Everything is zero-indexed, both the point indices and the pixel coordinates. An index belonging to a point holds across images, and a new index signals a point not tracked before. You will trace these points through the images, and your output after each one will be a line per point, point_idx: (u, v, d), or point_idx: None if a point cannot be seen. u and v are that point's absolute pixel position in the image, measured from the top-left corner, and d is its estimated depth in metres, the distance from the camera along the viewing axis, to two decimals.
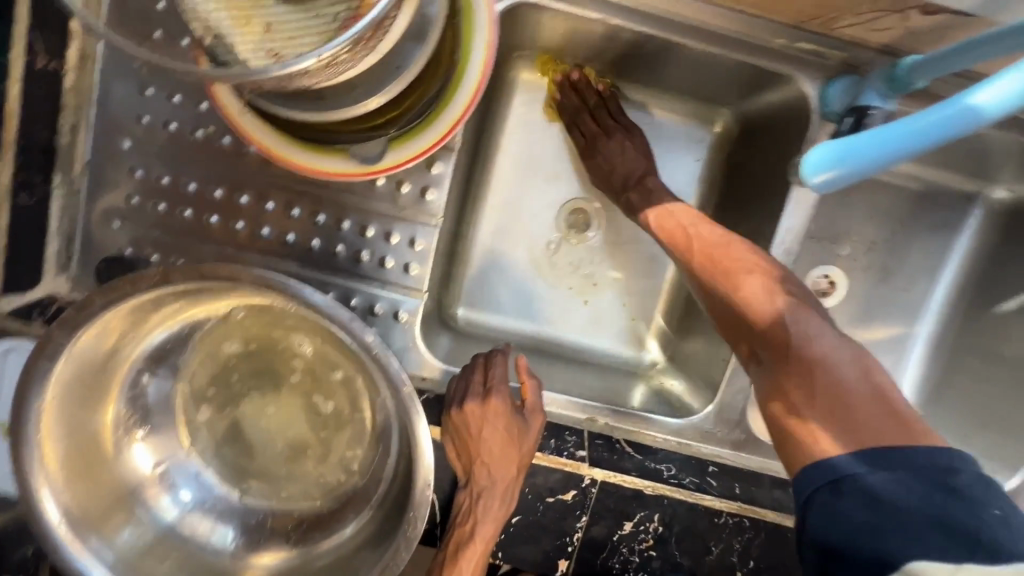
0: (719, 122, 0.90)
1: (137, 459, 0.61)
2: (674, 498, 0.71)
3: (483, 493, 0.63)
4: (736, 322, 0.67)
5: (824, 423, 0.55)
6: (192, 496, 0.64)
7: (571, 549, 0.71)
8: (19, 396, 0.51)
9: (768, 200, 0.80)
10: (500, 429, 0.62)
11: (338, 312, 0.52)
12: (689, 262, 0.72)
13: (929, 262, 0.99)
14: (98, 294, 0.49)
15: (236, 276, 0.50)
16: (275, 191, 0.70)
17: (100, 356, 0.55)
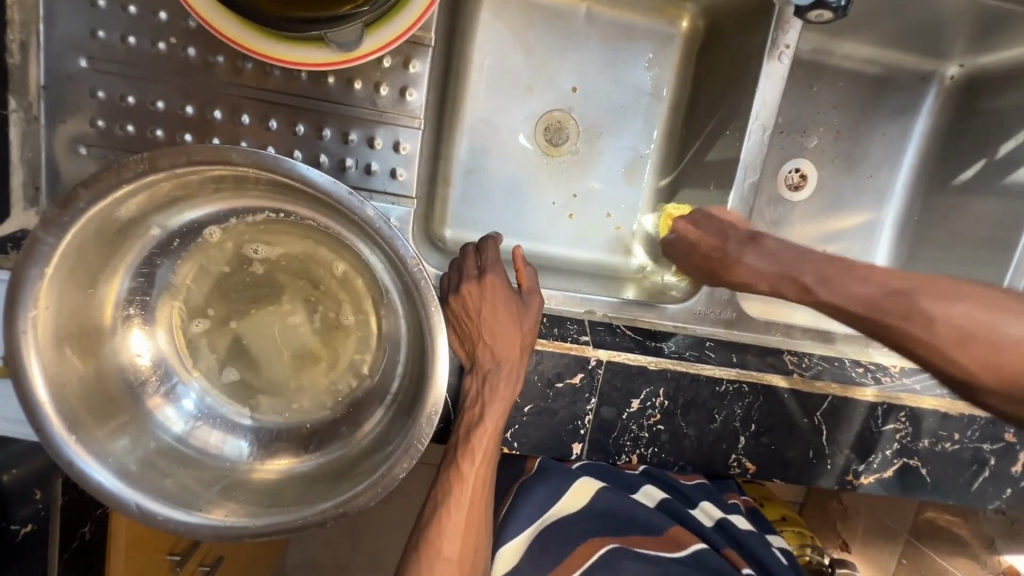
0: (686, 19, 0.93)
1: (134, 343, 0.60)
2: (677, 371, 0.74)
3: (489, 373, 0.64)
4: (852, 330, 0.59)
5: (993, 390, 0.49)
6: (198, 410, 0.63)
7: (584, 432, 0.74)
8: (11, 292, 0.48)
9: (740, 84, 0.82)
10: (498, 306, 0.64)
11: (339, 192, 0.51)
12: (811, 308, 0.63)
13: (891, 145, 1.04)
14: (83, 186, 0.47)
15: (226, 159, 0.49)
16: (249, 104, 0.68)
17: (94, 254, 0.53)
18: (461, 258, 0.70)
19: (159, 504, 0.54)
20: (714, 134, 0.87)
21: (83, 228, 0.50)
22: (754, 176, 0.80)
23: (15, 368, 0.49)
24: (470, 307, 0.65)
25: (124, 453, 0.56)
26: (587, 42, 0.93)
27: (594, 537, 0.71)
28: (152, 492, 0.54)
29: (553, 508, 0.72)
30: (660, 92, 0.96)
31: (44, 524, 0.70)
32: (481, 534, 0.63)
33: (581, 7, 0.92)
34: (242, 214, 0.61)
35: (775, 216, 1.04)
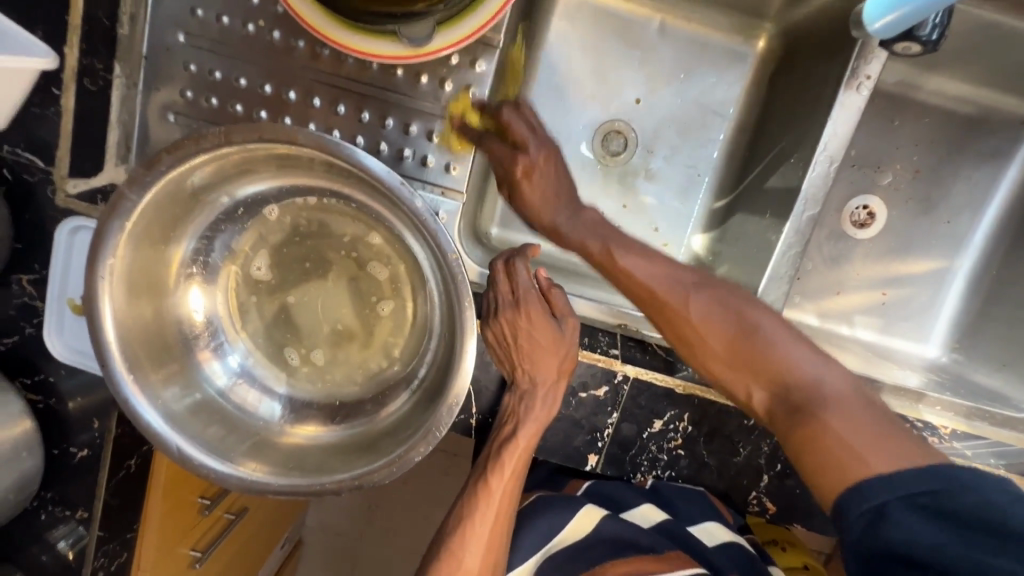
0: (764, 38, 0.89)
1: (191, 298, 0.65)
2: (704, 399, 0.72)
3: (526, 401, 0.68)
4: (731, 358, 0.57)
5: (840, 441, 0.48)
6: (239, 365, 0.68)
7: (601, 445, 0.73)
8: (95, 239, 0.53)
9: (811, 112, 0.78)
10: (535, 334, 0.66)
11: (392, 181, 0.54)
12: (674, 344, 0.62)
13: (976, 191, 0.97)
14: (165, 153, 0.52)
15: (292, 139, 0.52)
16: (322, 88, 0.72)
17: (169, 213, 0.58)
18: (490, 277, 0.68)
19: (198, 452, 0.58)
20: (777, 160, 0.84)
21: (162, 190, 0.55)
22: (813, 209, 0.76)
23: (91, 310, 0.55)
24: (511, 332, 0.67)
25: (172, 396, 0.61)
26: (656, 55, 0.92)
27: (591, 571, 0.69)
28: (197, 437, 0.59)
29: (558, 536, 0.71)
30: (726, 111, 0.93)
31: (97, 451, 0.77)
32: (500, 550, 0.66)
33: (655, 19, 0.91)
34: (303, 189, 0.65)
35: (834, 251, 1.00)
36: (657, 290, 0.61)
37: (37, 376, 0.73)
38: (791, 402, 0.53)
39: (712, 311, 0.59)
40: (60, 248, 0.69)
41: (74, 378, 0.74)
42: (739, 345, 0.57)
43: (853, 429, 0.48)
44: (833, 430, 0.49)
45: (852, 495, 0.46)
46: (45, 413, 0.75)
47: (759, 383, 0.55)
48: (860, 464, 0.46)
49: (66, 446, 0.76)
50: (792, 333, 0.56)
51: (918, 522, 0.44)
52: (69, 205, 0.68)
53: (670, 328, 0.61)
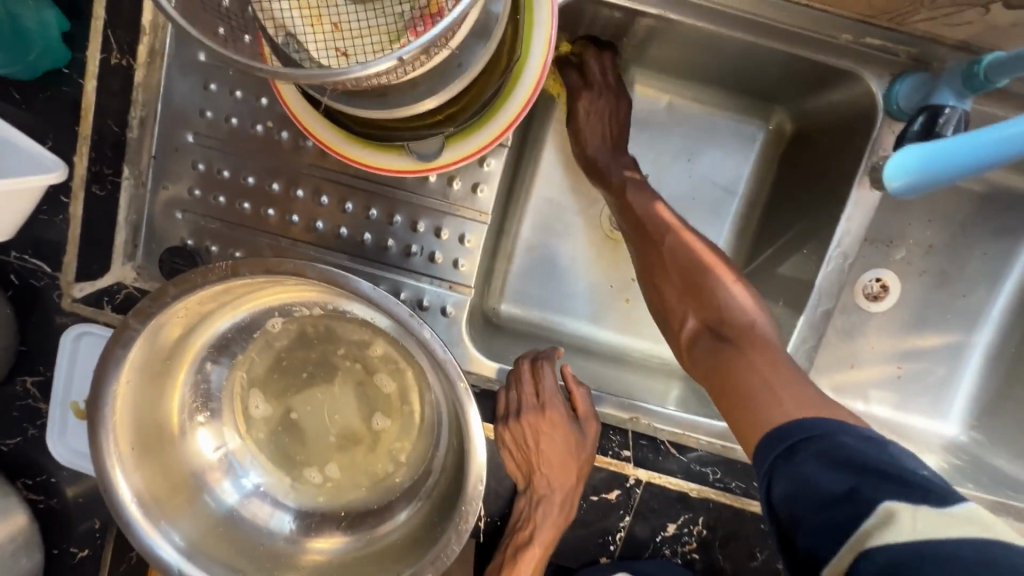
0: (775, 119, 0.88)
1: (200, 444, 0.64)
2: (719, 502, 0.70)
3: (542, 504, 0.66)
4: (687, 283, 0.68)
5: (757, 382, 0.55)
6: (252, 481, 0.66)
7: (613, 548, 0.71)
8: (99, 371, 0.53)
9: (823, 203, 0.77)
10: (557, 439, 0.66)
11: (401, 312, 0.52)
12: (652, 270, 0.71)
13: (992, 266, 0.95)
14: (171, 284, 0.51)
15: (300, 272, 0.51)
16: (330, 186, 0.71)
17: (172, 340, 0.58)
18: (516, 376, 0.67)
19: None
20: (788, 247, 0.82)
21: (168, 317, 0.54)
22: (828, 304, 0.74)
23: (97, 446, 0.54)
24: (531, 436, 0.66)
25: (190, 522, 0.59)
26: (665, 134, 0.91)
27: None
28: (208, 561, 0.58)
29: None
30: (737, 188, 0.92)
31: (98, 550, 0.75)
32: None
33: (662, 99, 0.90)
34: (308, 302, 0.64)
35: (848, 326, 0.98)
36: (644, 227, 0.74)
37: (38, 475, 0.72)
38: (720, 319, 0.64)
39: (686, 256, 0.70)
40: (64, 351, 0.68)
41: (74, 478, 0.72)
42: (696, 278, 0.68)
43: (772, 372, 0.55)
44: (751, 366, 0.57)
45: (779, 431, 0.49)
46: (46, 514, 0.73)
47: (700, 311, 0.66)
48: (783, 412, 0.50)
49: (66, 545, 0.74)
50: (746, 297, 0.66)
51: (816, 471, 0.45)
52: (74, 308, 0.68)
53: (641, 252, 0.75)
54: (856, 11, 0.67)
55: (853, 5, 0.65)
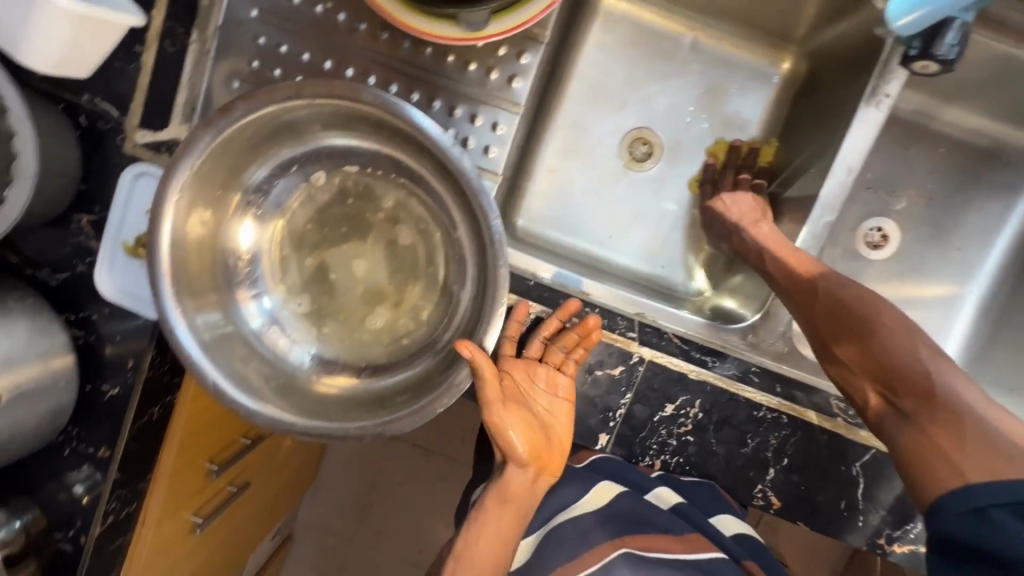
0: (788, 60, 0.95)
1: (241, 232, 0.69)
2: (715, 386, 0.75)
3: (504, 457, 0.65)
4: (838, 321, 0.70)
5: (952, 447, 0.57)
6: (271, 306, 0.71)
7: (613, 425, 0.75)
8: (165, 173, 0.57)
9: (833, 126, 0.82)
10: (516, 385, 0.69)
11: (443, 142, 0.58)
12: (808, 306, 0.74)
13: (988, 221, 1.00)
14: (240, 99, 0.57)
15: (358, 96, 0.57)
16: (377, 68, 0.77)
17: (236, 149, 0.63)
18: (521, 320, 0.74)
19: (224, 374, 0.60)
20: (794, 174, 0.89)
21: (232, 132, 0.59)
22: (831, 215, 0.79)
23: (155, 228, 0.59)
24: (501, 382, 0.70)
25: (204, 324, 0.63)
26: (687, 70, 0.98)
27: (610, 538, 0.67)
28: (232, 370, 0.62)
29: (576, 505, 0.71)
30: (750, 126, 0.98)
31: (128, 390, 0.80)
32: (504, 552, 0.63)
33: (687, 36, 0.97)
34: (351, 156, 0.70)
35: (848, 270, 1.03)
36: (807, 288, 0.74)
37: (80, 312, 0.77)
38: (903, 386, 0.63)
39: (837, 307, 0.71)
40: (123, 192, 0.73)
41: (114, 317, 0.78)
42: (858, 323, 0.68)
43: (960, 444, 0.57)
44: (936, 444, 0.58)
45: (952, 496, 0.55)
46: (84, 350, 0.79)
47: (861, 369, 0.67)
48: (957, 478, 0.55)
49: (98, 383, 0.80)
50: (924, 342, 0.64)
51: (1014, 524, 0.51)
52: (138, 152, 0.73)
53: (798, 294, 0.74)
54: None
55: None
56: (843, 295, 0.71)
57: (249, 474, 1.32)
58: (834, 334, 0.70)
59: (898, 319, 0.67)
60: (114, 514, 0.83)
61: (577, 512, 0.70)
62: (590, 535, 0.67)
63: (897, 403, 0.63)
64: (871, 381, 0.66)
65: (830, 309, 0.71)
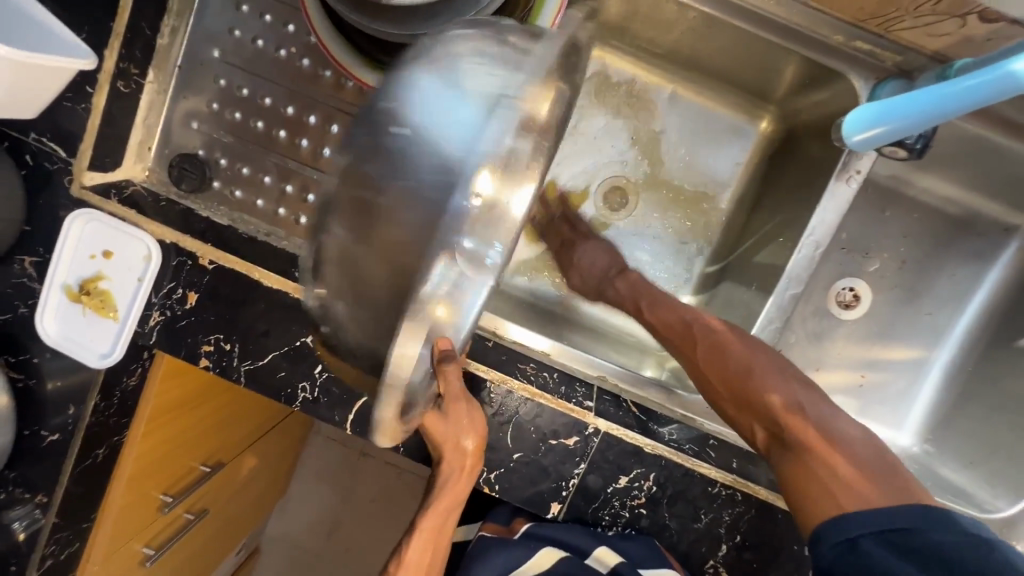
0: (766, 118, 0.93)
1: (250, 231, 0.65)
2: (671, 461, 0.73)
3: (445, 476, 0.68)
4: (717, 362, 0.72)
5: (829, 479, 0.61)
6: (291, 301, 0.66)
7: (565, 494, 0.74)
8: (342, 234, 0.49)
9: (807, 196, 0.81)
10: (466, 422, 0.65)
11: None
12: (690, 353, 0.75)
13: (959, 289, 1.00)
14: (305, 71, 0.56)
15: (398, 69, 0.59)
16: (341, 117, 0.75)
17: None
18: None
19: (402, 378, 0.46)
20: (767, 236, 0.87)
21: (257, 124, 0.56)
22: (796, 288, 0.78)
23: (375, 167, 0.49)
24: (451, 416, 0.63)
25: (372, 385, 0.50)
26: (662, 121, 0.96)
27: None
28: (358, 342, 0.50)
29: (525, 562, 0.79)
30: (726, 182, 0.97)
31: (69, 436, 0.78)
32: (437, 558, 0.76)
33: (665, 88, 0.95)
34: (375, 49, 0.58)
35: (817, 329, 1.03)
36: (688, 333, 0.75)
37: (20, 355, 0.75)
38: (784, 419, 0.67)
39: (714, 349, 0.73)
40: (68, 236, 0.71)
41: (56, 361, 0.75)
42: (734, 365, 0.71)
43: (833, 472, 0.61)
44: (814, 475, 0.62)
45: (829, 526, 0.59)
46: (23, 394, 0.76)
47: (745, 408, 0.70)
48: (835, 505, 0.60)
49: (38, 428, 0.77)
50: (794, 379, 0.70)
51: (884, 554, 0.55)
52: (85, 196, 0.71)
53: (682, 341, 0.76)
54: (849, 16, 0.70)
55: (846, 7, 0.68)
56: (720, 334, 0.74)
57: (208, 500, 1.30)
58: (715, 379, 0.72)
59: (768, 356, 0.72)
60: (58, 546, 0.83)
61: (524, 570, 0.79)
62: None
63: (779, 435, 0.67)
64: (756, 417, 0.69)
65: (713, 349, 0.73)
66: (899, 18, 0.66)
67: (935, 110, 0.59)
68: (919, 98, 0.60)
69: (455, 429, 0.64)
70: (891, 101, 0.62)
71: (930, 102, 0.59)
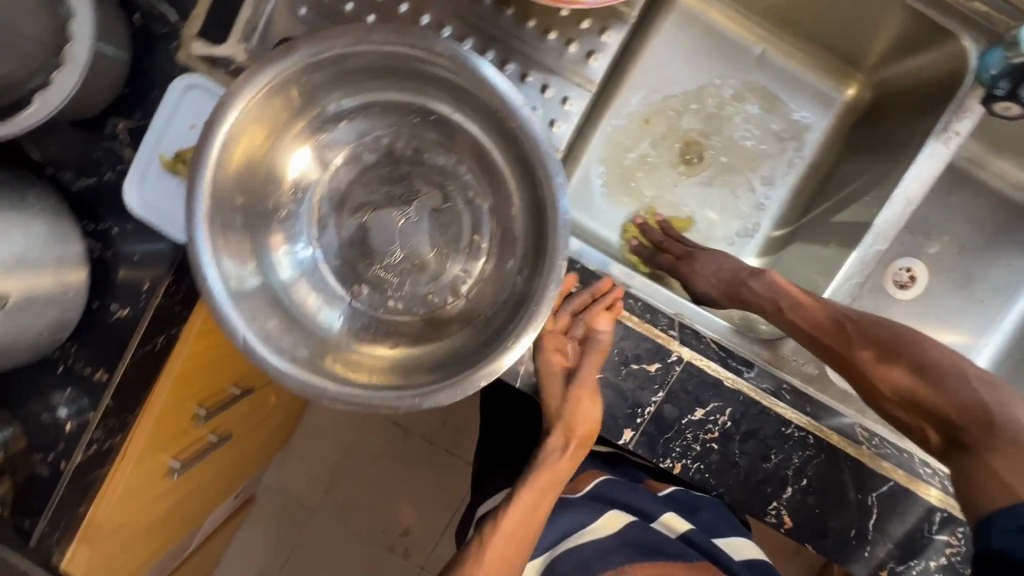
0: (854, 86, 0.94)
1: (292, 162, 0.67)
2: (749, 397, 0.73)
3: (551, 452, 0.69)
4: (886, 361, 0.69)
5: (1016, 477, 0.59)
6: (307, 257, 0.69)
7: (640, 422, 0.74)
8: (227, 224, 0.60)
9: (896, 159, 0.82)
10: (583, 397, 0.69)
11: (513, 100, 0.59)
12: (850, 354, 0.71)
13: (1012, 279, 1.02)
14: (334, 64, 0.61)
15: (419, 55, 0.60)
16: (453, 20, 0.74)
17: (275, 114, 0.62)
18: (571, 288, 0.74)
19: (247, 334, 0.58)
20: (847, 200, 0.88)
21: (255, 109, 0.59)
22: (882, 244, 0.78)
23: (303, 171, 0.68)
24: (561, 387, 0.70)
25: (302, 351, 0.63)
26: (749, 79, 0.97)
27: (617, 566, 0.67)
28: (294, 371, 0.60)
29: (586, 528, 0.71)
30: (804, 150, 0.97)
31: (137, 315, 0.75)
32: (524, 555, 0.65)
33: (757, 46, 0.95)
34: (385, 113, 0.69)
35: (872, 305, 1.04)
36: (844, 332, 0.71)
37: (100, 222, 0.72)
38: (961, 419, 0.65)
39: (882, 346, 0.69)
40: (169, 101, 0.68)
41: (136, 234, 0.73)
42: (906, 367, 0.68)
43: (1016, 469, 0.60)
44: (997, 474, 0.61)
45: (1006, 516, 0.58)
46: (98, 264, 0.73)
47: (917, 409, 0.68)
48: (1013, 498, 0.59)
49: (107, 301, 0.74)
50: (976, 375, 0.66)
51: None
52: (191, 63, 0.69)
53: (836, 342, 0.72)
54: None
55: None
56: (883, 331, 0.70)
57: (233, 425, 1.26)
58: (881, 381, 0.69)
59: (940, 352, 0.68)
60: (98, 444, 0.78)
61: (589, 536, 0.71)
62: (590, 567, 0.67)
63: (957, 436, 0.65)
64: (932, 417, 0.67)
65: (878, 348, 0.69)
66: None
67: None
68: None
69: (568, 403, 0.69)
70: None
71: None
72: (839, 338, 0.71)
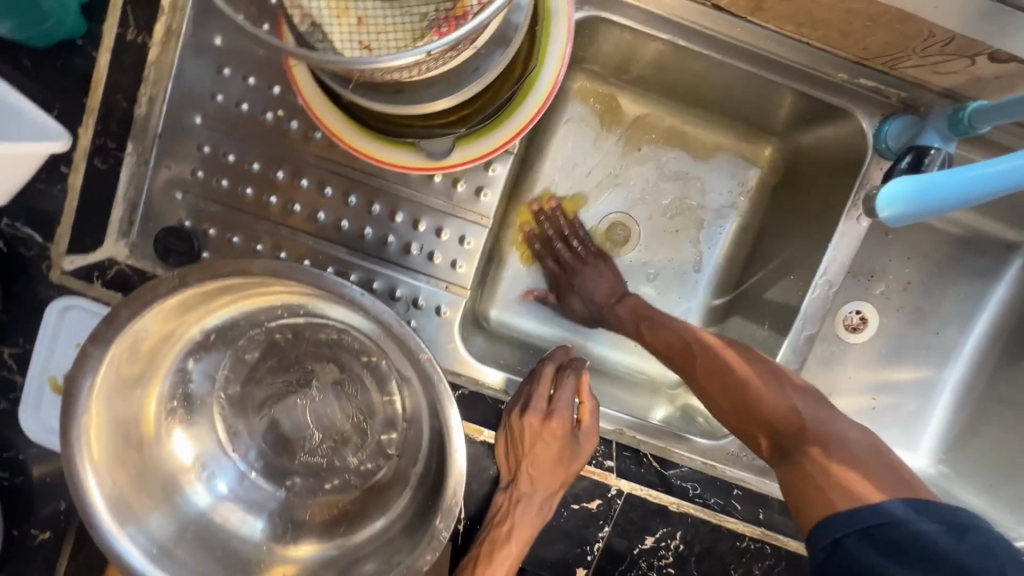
0: (767, 150, 0.89)
1: (177, 447, 0.64)
2: (698, 518, 0.71)
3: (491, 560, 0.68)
4: (720, 378, 0.72)
5: (827, 484, 0.60)
6: (226, 487, 0.66)
7: (590, 559, 0.71)
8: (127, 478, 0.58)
9: (814, 233, 0.80)
10: (530, 508, 0.68)
11: (370, 303, 0.54)
12: (686, 364, 0.75)
13: (962, 308, 0.99)
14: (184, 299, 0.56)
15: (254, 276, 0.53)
16: (333, 178, 0.72)
17: (143, 354, 0.59)
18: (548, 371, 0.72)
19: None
20: (775, 273, 0.85)
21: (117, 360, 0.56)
22: (812, 328, 0.78)
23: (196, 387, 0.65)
24: (528, 436, 0.69)
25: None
26: (666, 155, 0.90)
27: None
28: None
29: None
30: (729, 215, 0.92)
31: (61, 533, 0.72)
32: None
33: (663, 121, 0.90)
34: (251, 317, 0.66)
35: (827, 355, 1.01)
36: (687, 345, 0.75)
37: (4, 451, 0.70)
38: (782, 427, 0.67)
39: (714, 365, 0.72)
40: (47, 326, 0.67)
41: (44, 456, 0.70)
42: (731, 378, 0.71)
43: (829, 471, 0.61)
44: (815, 479, 0.62)
45: (829, 529, 0.58)
46: (9, 492, 0.71)
47: (752, 421, 0.69)
48: (832, 506, 0.59)
49: (27, 527, 0.71)
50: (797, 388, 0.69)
51: (868, 551, 0.55)
52: (66, 282, 0.67)
53: (681, 355, 0.75)
54: (851, 54, 0.69)
55: (850, 46, 0.67)
56: (713, 341, 0.74)
57: None
58: (716, 395, 0.72)
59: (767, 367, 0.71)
60: None
61: None
62: None
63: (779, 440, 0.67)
64: (759, 425, 0.69)
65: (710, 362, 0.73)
66: (906, 58, 0.65)
67: (976, 194, 0.52)
68: (960, 175, 0.53)
69: (510, 512, 0.68)
70: (927, 178, 0.54)
71: (972, 185, 0.53)
72: (682, 350, 0.76)
